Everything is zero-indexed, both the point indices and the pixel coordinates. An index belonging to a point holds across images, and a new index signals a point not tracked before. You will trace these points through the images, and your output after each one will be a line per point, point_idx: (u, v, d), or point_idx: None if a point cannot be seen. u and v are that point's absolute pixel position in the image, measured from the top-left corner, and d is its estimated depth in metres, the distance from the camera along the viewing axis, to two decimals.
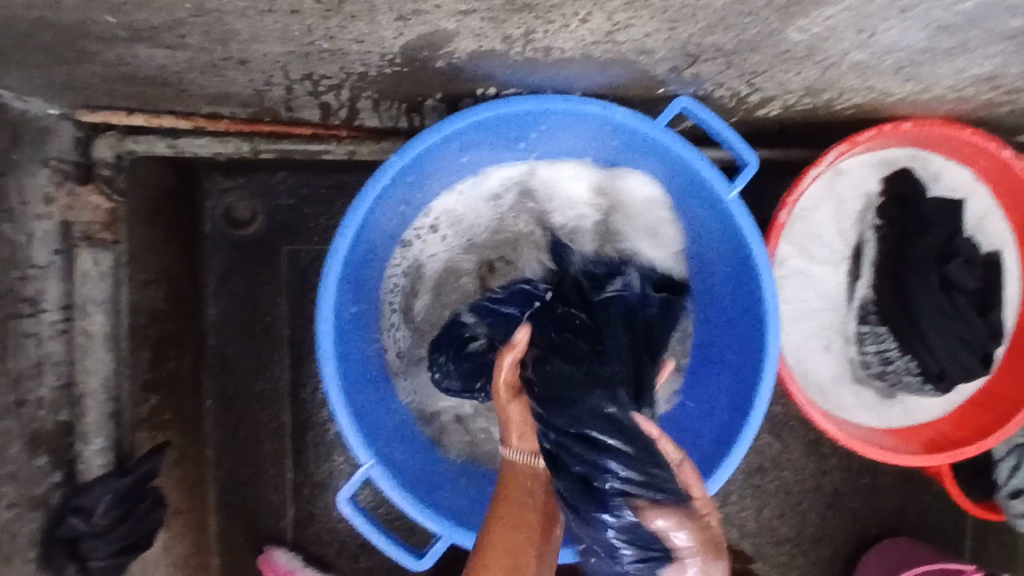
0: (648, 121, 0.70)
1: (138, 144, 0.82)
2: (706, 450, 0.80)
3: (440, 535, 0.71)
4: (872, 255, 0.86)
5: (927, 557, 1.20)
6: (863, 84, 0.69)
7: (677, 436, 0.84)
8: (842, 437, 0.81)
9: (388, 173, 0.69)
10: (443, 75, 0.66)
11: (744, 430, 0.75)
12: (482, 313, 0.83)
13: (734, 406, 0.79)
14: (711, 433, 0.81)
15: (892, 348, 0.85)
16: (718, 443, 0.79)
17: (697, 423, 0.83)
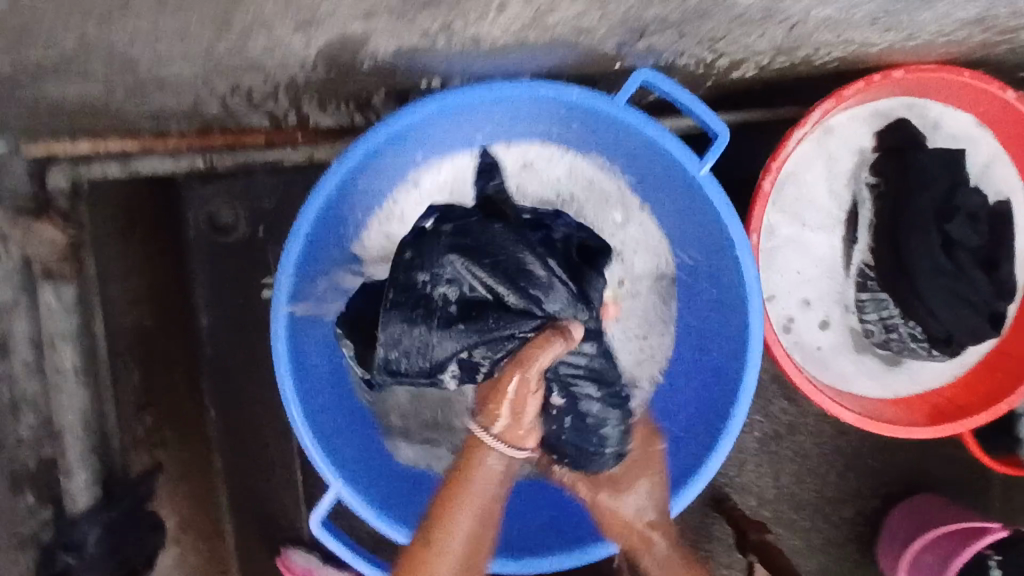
0: (604, 100, 0.66)
1: (91, 170, 0.79)
2: (693, 443, 0.76)
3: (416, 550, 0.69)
4: (868, 216, 0.81)
5: (952, 510, 1.16)
6: (841, 37, 0.62)
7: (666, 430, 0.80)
8: (855, 421, 0.78)
9: (334, 179, 0.66)
10: (378, 74, 0.61)
11: (732, 418, 0.70)
12: (466, 262, 0.69)
13: (719, 392, 0.75)
14: (696, 424, 0.77)
15: (896, 314, 0.81)
16: (706, 436, 0.74)
17: (682, 413, 0.79)
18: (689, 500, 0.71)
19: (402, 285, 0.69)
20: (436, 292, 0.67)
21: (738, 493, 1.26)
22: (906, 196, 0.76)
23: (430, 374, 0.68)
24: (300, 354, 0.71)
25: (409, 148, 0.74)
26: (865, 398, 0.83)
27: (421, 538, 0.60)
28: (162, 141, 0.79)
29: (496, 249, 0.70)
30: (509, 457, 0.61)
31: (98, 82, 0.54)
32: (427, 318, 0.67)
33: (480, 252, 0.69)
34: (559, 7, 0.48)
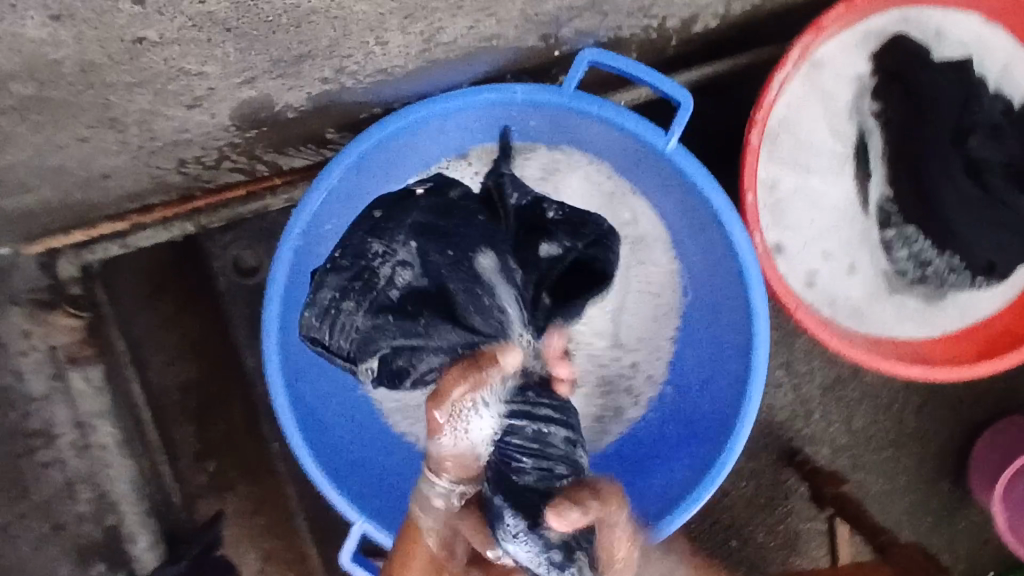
0: (555, 94, 0.62)
1: (93, 253, 0.83)
2: (715, 425, 0.73)
3: None
4: (879, 147, 0.73)
5: None
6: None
7: (683, 419, 0.76)
8: (904, 372, 0.72)
9: (298, 226, 0.64)
10: (311, 118, 0.60)
11: (748, 396, 0.67)
12: (430, 258, 0.61)
13: (729, 368, 0.71)
14: (714, 402, 0.73)
15: (927, 247, 0.74)
16: (726, 416, 0.71)
17: (700, 395, 0.75)
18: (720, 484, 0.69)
19: (352, 247, 0.62)
20: (384, 273, 0.60)
21: (810, 445, 1.19)
22: (916, 122, 0.70)
23: (348, 360, 0.61)
24: (296, 387, 0.69)
25: (377, 176, 0.70)
26: (913, 344, 0.77)
27: None
28: (146, 215, 0.80)
29: (456, 238, 0.62)
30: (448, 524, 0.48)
31: (42, 188, 0.55)
32: (363, 291, 0.60)
33: (443, 233, 0.62)
34: (448, 26, 0.44)
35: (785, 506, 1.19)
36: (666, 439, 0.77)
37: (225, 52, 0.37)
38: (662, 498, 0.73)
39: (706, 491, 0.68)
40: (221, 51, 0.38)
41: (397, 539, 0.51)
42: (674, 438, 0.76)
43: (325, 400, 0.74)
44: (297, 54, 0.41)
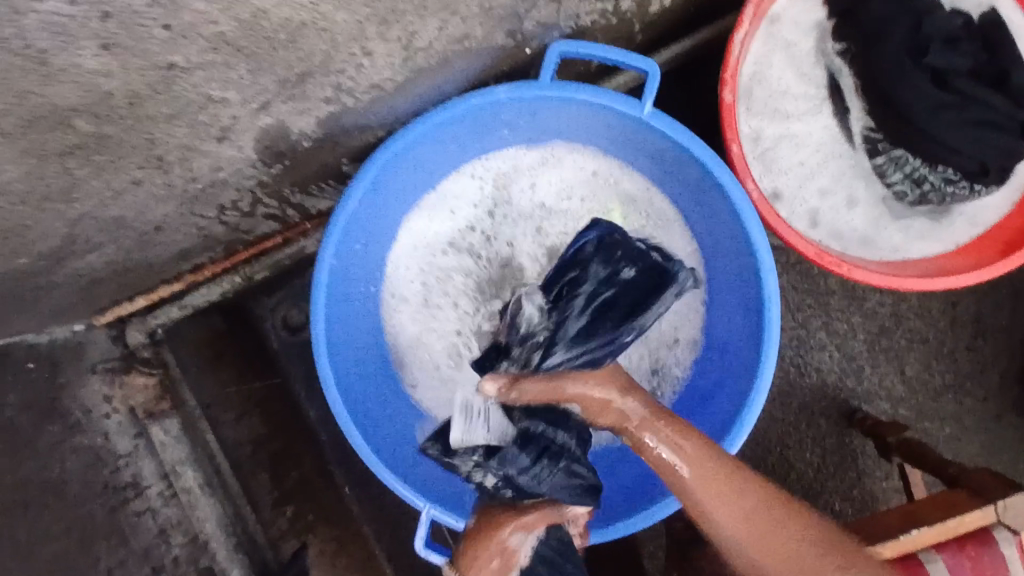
0: (533, 85, 0.68)
1: (155, 318, 0.93)
2: (742, 363, 0.75)
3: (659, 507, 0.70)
4: (851, 82, 0.78)
5: None
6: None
7: (716, 369, 0.79)
8: (914, 283, 0.74)
9: (330, 248, 0.70)
10: (324, 150, 0.67)
11: (767, 325, 0.70)
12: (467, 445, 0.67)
13: (745, 305, 0.74)
14: (739, 342, 0.76)
15: (919, 165, 0.78)
16: (751, 352, 0.73)
17: (725, 342, 0.78)
18: (757, 416, 0.70)
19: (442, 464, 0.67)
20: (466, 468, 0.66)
21: (868, 401, 1.18)
22: (874, 49, 0.76)
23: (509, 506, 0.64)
24: (352, 397, 0.74)
25: (393, 197, 0.78)
26: (928, 260, 0.78)
27: None
28: (199, 273, 0.87)
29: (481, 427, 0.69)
30: None
31: (107, 245, 0.64)
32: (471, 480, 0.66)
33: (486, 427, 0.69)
34: (421, 30, 0.52)
35: (855, 468, 1.18)
36: (707, 391, 0.80)
37: (238, 74, 0.45)
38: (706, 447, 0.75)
39: (745, 425, 0.70)
40: (235, 73, 0.46)
41: None
42: (711, 391, 0.79)
43: (380, 408, 0.79)
44: (300, 72, 0.48)
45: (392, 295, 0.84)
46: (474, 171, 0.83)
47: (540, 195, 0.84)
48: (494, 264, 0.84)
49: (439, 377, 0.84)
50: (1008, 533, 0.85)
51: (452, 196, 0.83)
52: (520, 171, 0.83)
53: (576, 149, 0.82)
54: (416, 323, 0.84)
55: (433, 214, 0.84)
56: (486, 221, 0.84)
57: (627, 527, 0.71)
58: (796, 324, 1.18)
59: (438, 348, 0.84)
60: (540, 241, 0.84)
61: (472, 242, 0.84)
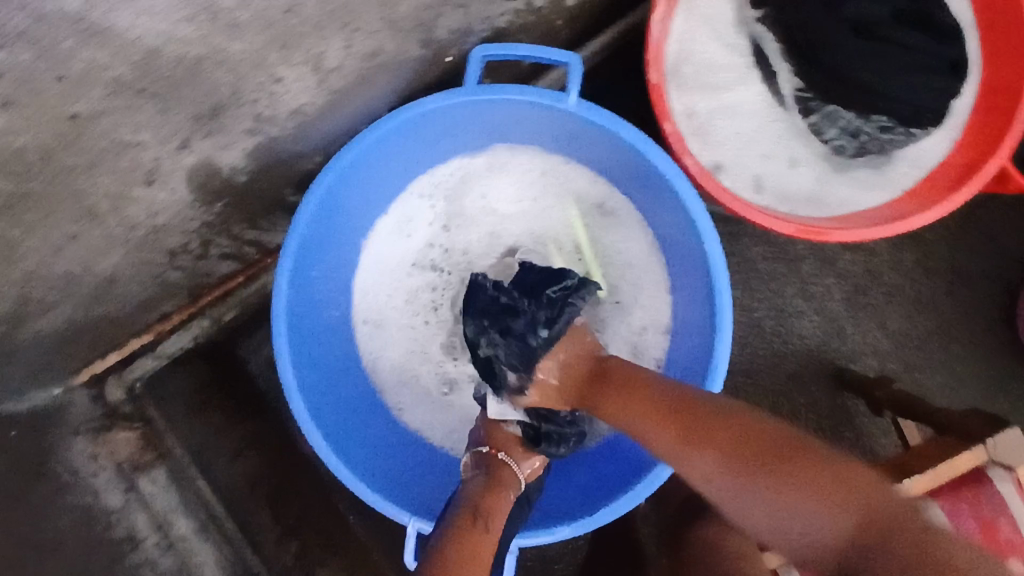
0: (463, 92, 0.69)
1: (133, 371, 0.93)
2: (700, 338, 0.75)
3: (571, 526, 0.71)
4: (774, 47, 0.79)
5: None
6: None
7: (682, 354, 0.78)
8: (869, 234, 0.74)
9: (285, 280, 0.70)
10: (264, 181, 0.69)
11: (717, 296, 0.70)
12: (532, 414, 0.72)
13: (696, 279, 0.74)
14: (697, 319, 0.76)
15: (852, 117, 0.79)
16: (706, 326, 0.73)
17: (683, 312, 0.78)
18: (722, 378, 0.70)
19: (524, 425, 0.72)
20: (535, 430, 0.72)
21: (855, 360, 1.18)
22: (791, 10, 0.78)
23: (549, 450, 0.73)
24: (328, 423, 0.74)
25: (347, 222, 0.78)
26: (879, 209, 0.79)
27: (482, 534, 0.60)
28: (166, 322, 0.88)
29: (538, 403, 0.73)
30: (514, 484, 0.68)
31: (62, 303, 0.65)
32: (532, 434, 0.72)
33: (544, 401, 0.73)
34: (327, 49, 0.53)
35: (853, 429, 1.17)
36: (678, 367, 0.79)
37: (146, 114, 0.49)
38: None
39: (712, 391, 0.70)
40: (143, 114, 0.49)
41: (484, 484, 0.65)
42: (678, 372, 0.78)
43: (359, 431, 0.79)
44: None
45: (358, 319, 0.84)
46: (423, 187, 0.83)
47: (490, 197, 0.84)
48: (457, 275, 0.84)
49: (423, 395, 0.84)
50: (1002, 470, 0.84)
51: (406, 215, 0.83)
52: (465, 178, 0.83)
53: (516, 150, 0.82)
54: (386, 343, 0.84)
55: (387, 234, 0.83)
56: (443, 234, 0.84)
57: (578, 528, 0.71)
58: (772, 293, 1.18)
59: (418, 367, 0.85)
60: (497, 246, 0.85)
61: (433, 258, 0.84)
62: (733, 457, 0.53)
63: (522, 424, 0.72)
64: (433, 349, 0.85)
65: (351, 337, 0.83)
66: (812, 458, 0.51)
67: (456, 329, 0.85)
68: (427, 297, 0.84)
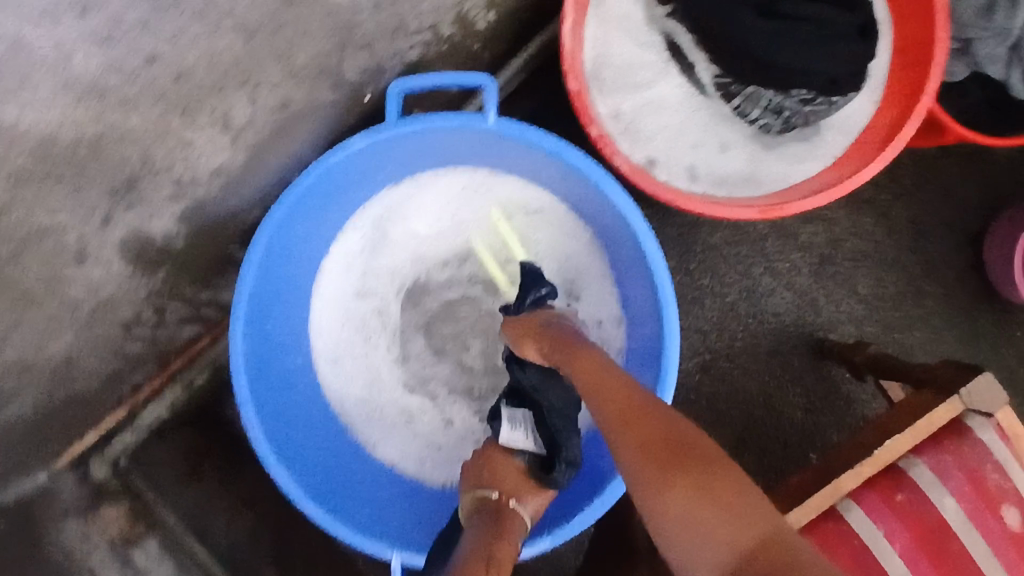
0: (386, 126, 0.70)
1: (114, 447, 0.92)
2: (651, 331, 0.76)
3: (544, 538, 0.73)
4: (686, 40, 0.81)
5: None
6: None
7: (637, 343, 0.79)
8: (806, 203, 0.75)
9: (238, 334, 0.71)
10: (205, 242, 0.70)
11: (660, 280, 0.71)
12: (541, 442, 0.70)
13: (638, 273, 0.76)
14: (646, 309, 0.77)
15: (773, 96, 0.79)
16: (653, 317, 0.75)
17: (635, 304, 0.80)
18: (677, 361, 0.71)
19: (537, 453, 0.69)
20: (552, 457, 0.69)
21: (833, 329, 1.19)
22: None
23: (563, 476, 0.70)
24: (299, 468, 0.75)
25: (291, 269, 0.79)
26: (814, 178, 0.80)
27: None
28: (139, 393, 0.89)
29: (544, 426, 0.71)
30: (517, 529, 0.61)
31: (23, 390, 0.66)
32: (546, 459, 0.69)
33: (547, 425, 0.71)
34: (232, 108, 0.56)
35: (841, 396, 1.18)
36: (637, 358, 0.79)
37: (58, 199, 0.51)
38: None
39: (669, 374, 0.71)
40: (55, 198, 0.51)
41: (490, 530, 0.58)
42: (637, 365, 0.78)
43: (331, 473, 0.79)
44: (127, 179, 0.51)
45: (322, 363, 0.85)
46: (354, 223, 0.84)
47: (434, 224, 0.85)
48: (399, 298, 0.86)
49: (394, 428, 0.85)
50: (981, 418, 0.83)
51: (340, 253, 0.85)
52: (407, 209, 0.84)
53: (452, 175, 0.84)
54: (351, 382, 0.85)
55: (340, 274, 0.85)
56: (375, 260, 0.85)
57: (559, 538, 0.73)
58: (741, 277, 1.19)
59: (379, 397, 0.85)
60: (432, 265, 0.86)
61: (373, 285, 0.85)
62: (659, 443, 0.49)
63: (532, 455, 0.69)
64: (390, 375, 0.85)
65: (311, 379, 0.83)
66: (732, 481, 0.45)
67: (408, 351, 0.85)
68: (390, 330, 0.86)
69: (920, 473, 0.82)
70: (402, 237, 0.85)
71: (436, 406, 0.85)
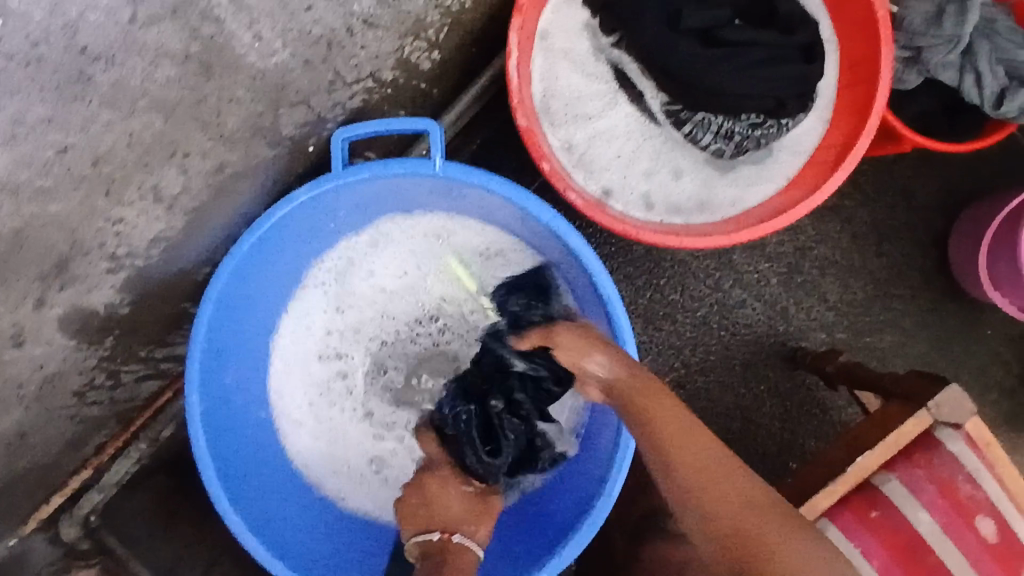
0: (330, 177, 0.69)
1: (81, 507, 0.88)
2: None
3: None
4: (634, 68, 0.80)
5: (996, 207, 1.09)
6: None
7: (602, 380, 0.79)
8: (763, 229, 0.75)
9: (195, 397, 0.70)
10: (154, 302, 0.69)
11: (616, 323, 0.72)
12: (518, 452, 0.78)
13: (595, 312, 0.77)
14: None
15: (722, 121, 0.79)
16: None
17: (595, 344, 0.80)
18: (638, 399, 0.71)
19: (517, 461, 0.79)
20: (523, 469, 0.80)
21: (805, 338, 1.19)
22: (635, 28, 0.76)
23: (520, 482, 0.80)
24: (264, 528, 0.74)
25: (249, 329, 0.79)
26: (767, 202, 0.80)
27: None
28: (104, 451, 0.87)
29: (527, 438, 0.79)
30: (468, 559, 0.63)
31: None
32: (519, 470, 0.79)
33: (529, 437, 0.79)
34: (162, 180, 0.57)
35: (816, 404, 1.18)
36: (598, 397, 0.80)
37: None
38: (603, 462, 0.76)
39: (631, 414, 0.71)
40: None
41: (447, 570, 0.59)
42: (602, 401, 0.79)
43: (297, 530, 0.78)
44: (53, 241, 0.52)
45: (286, 415, 0.84)
46: (315, 277, 0.84)
47: (391, 270, 0.85)
48: (362, 354, 0.85)
49: (361, 477, 0.85)
50: (949, 430, 0.83)
51: (301, 310, 0.84)
52: (365, 255, 0.84)
53: (408, 218, 0.83)
54: (317, 432, 0.85)
55: (300, 326, 0.84)
56: (338, 319, 0.85)
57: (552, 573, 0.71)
58: (711, 290, 1.18)
59: (349, 451, 0.85)
60: (395, 321, 0.85)
61: (336, 345, 0.85)
62: (765, 502, 0.58)
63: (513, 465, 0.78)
64: (359, 432, 0.85)
65: (276, 437, 0.83)
66: (818, 543, 0.58)
67: (374, 410, 0.85)
68: (354, 380, 0.85)
69: (893, 489, 0.82)
70: (361, 285, 0.85)
71: (406, 449, 0.85)
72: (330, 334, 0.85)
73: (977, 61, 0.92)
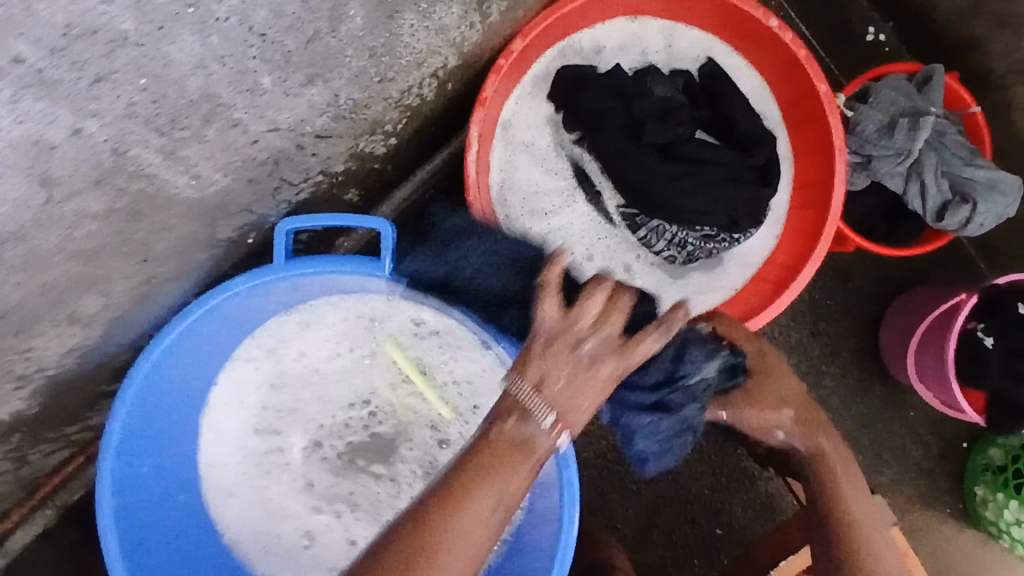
0: (269, 271, 0.65)
1: None
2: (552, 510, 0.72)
3: None
4: (594, 166, 0.80)
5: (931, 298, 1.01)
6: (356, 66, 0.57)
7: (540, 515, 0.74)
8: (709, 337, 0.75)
9: (108, 494, 0.66)
10: (70, 393, 0.65)
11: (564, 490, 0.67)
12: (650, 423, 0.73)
13: None
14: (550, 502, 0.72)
15: (675, 230, 0.79)
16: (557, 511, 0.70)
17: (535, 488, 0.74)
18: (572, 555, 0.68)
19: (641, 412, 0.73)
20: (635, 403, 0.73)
21: None
22: (593, 128, 0.77)
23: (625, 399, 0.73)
24: None
25: (172, 414, 0.74)
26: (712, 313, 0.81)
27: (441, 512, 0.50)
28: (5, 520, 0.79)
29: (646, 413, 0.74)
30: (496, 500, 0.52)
31: None
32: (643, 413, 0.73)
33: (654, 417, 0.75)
34: (81, 306, 0.57)
35: None
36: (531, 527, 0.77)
37: None
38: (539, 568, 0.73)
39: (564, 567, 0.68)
40: None
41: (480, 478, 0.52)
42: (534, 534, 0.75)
43: None
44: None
45: (213, 492, 0.80)
46: (246, 354, 0.79)
47: (326, 354, 0.82)
48: (298, 434, 0.84)
49: (288, 556, 0.81)
50: None
51: (233, 388, 0.80)
52: (306, 334, 0.80)
53: (352, 299, 0.78)
54: (243, 511, 0.81)
55: (236, 402, 0.81)
56: (272, 398, 0.82)
57: None
58: None
59: (283, 526, 0.82)
60: (332, 405, 0.84)
61: (271, 422, 0.82)
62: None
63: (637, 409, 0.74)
64: (296, 502, 0.83)
65: (208, 511, 0.80)
66: None
67: (316, 480, 0.83)
68: (287, 458, 0.83)
69: None
70: (301, 362, 0.82)
71: (342, 525, 0.82)
72: (262, 411, 0.82)
73: (923, 171, 0.91)
